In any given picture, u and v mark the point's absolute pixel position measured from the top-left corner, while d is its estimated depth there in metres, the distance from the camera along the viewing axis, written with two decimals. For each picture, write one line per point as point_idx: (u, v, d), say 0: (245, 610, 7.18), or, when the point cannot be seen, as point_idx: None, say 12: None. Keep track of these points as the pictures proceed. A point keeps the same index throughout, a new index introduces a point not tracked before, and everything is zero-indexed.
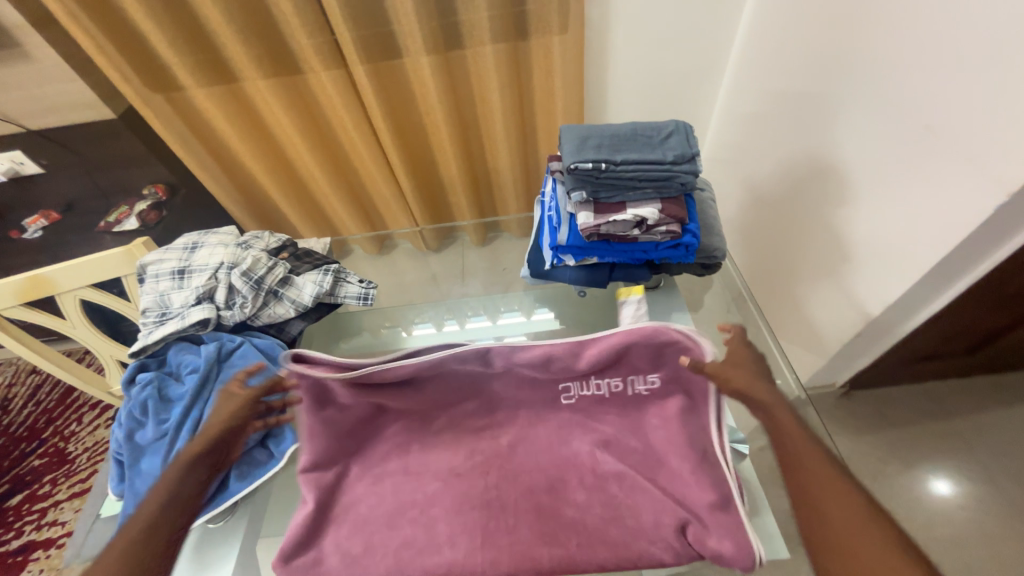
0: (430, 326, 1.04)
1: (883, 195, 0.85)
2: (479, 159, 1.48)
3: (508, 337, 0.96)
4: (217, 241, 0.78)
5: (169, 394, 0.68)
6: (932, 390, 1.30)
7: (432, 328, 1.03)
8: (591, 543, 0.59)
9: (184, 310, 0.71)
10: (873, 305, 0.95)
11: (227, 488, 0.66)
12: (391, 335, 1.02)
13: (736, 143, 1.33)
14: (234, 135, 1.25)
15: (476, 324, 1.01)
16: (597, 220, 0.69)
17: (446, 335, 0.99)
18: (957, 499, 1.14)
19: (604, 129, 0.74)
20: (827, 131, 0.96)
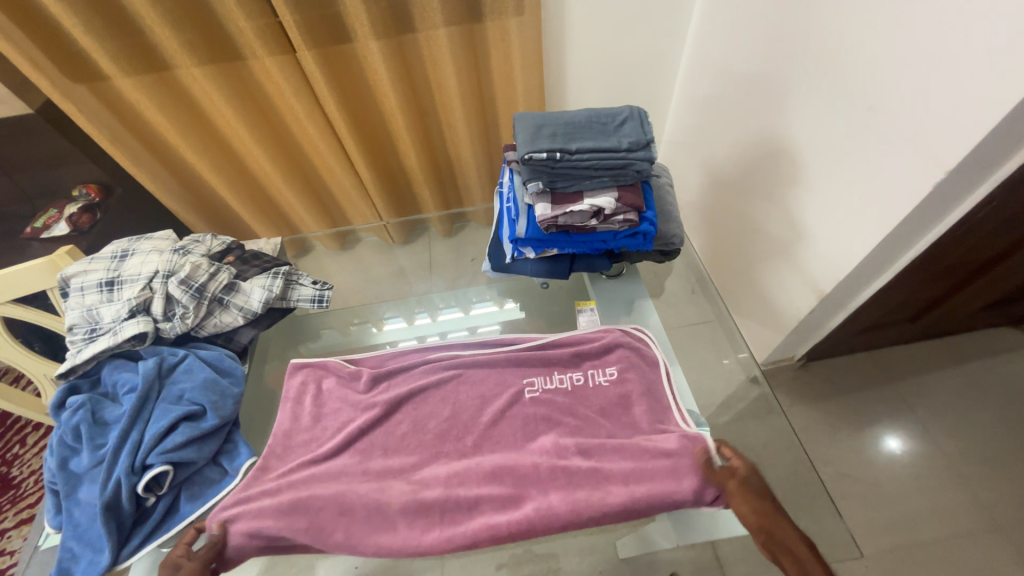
0: (401, 321, 1.00)
1: (832, 175, 0.88)
2: (439, 147, 1.43)
3: (481, 327, 0.95)
4: (150, 248, 0.72)
5: (105, 417, 0.63)
6: (879, 356, 1.38)
7: (403, 322, 1.00)
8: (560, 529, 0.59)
9: (116, 325, 0.66)
10: (825, 282, 0.98)
11: (177, 512, 0.62)
12: (360, 332, 0.99)
13: (694, 126, 1.34)
14: (170, 128, 1.16)
15: (447, 316, 0.99)
16: (555, 211, 0.67)
17: (416, 330, 0.97)
18: (903, 458, 1.22)
19: (558, 116, 0.72)
20: (780, 112, 0.97)
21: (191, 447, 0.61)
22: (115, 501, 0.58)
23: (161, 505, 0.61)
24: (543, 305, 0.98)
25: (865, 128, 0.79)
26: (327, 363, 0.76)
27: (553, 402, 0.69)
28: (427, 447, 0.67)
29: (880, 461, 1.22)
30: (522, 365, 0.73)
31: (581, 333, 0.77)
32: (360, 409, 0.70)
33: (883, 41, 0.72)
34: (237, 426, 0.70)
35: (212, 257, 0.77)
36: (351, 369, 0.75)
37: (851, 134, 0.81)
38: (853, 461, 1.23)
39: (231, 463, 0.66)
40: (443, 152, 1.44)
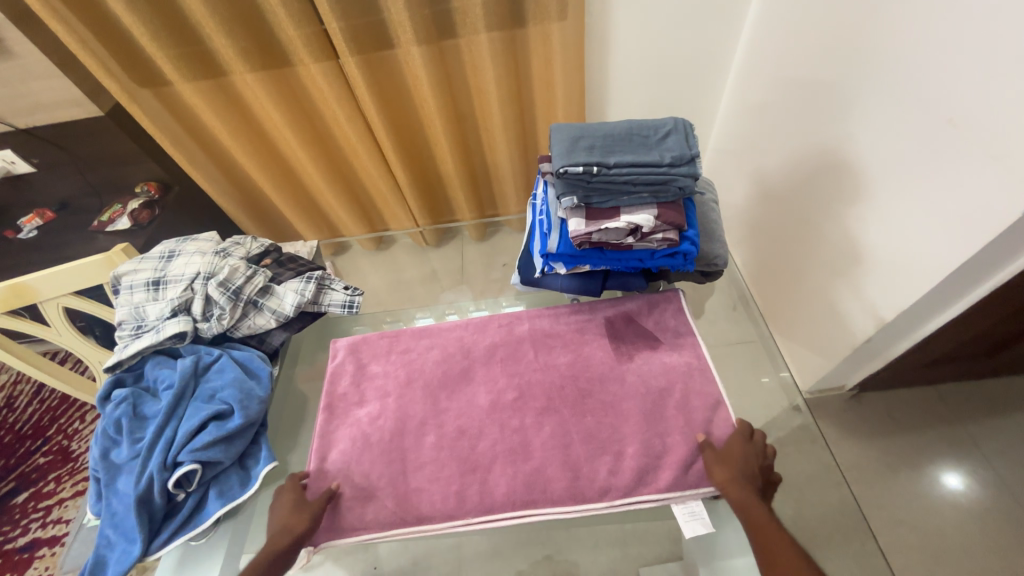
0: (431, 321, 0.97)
1: (902, 193, 0.79)
2: (477, 154, 1.43)
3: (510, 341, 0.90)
4: (195, 249, 0.75)
5: (144, 411, 0.65)
6: (944, 392, 1.25)
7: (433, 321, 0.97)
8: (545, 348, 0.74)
9: (159, 323, 0.69)
10: (887, 310, 0.89)
11: (203, 509, 0.63)
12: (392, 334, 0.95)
13: (744, 136, 1.26)
14: (223, 130, 1.21)
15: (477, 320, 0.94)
16: (588, 227, 0.64)
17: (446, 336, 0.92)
18: (971, 506, 1.11)
19: (597, 127, 0.69)
20: (842, 124, 0.90)
21: (217, 447, 0.62)
22: (148, 494, 0.60)
23: (190, 502, 0.62)
24: None
25: (943, 144, 0.71)
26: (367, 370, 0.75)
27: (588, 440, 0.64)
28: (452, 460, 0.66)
29: (940, 505, 1.12)
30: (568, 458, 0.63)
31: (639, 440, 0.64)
32: (388, 418, 0.70)
33: (970, 48, 0.64)
34: (264, 426, 0.71)
35: (250, 259, 0.79)
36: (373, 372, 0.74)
37: (927, 149, 0.74)
38: (908, 504, 1.12)
39: (255, 466, 0.66)
40: (481, 158, 1.43)
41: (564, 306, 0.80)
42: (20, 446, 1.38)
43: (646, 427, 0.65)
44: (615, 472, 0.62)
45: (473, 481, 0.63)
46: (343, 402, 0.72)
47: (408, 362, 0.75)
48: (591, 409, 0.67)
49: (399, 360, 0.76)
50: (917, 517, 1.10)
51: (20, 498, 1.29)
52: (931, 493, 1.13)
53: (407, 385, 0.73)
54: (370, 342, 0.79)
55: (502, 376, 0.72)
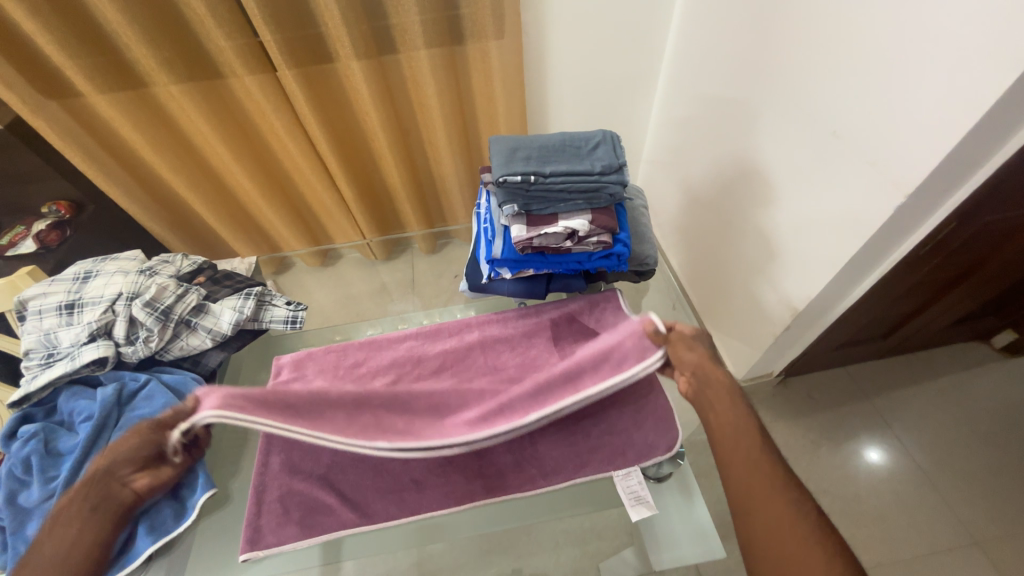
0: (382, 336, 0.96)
1: (803, 196, 0.90)
2: (423, 165, 1.43)
3: None
4: (115, 269, 0.70)
5: (58, 447, 0.59)
6: (855, 373, 1.41)
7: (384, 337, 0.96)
8: (493, 352, 0.76)
9: (75, 349, 0.63)
10: (800, 301, 1.00)
11: (133, 547, 0.58)
12: None
13: (673, 147, 1.37)
14: (145, 144, 1.13)
15: None
16: (530, 233, 0.68)
17: None
18: (881, 471, 1.25)
19: (533, 139, 0.73)
20: (751, 136, 1.01)
21: None
22: None
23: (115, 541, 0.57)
24: None
25: (831, 152, 0.82)
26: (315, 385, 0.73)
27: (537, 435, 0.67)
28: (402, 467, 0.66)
29: (857, 474, 1.25)
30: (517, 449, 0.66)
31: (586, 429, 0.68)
32: None
33: (845, 72, 0.75)
34: (201, 453, 0.66)
35: (180, 278, 0.75)
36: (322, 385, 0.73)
37: (819, 157, 0.84)
38: (832, 476, 1.25)
39: (191, 496, 0.62)
40: (427, 170, 1.45)
41: (512, 312, 0.81)
42: None
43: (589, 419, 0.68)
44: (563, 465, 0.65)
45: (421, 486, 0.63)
46: None
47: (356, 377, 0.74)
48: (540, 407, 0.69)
49: (347, 373, 0.74)
50: (840, 487, 1.22)
51: None
52: (850, 464, 1.26)
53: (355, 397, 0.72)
54: (315, 355, 0.77)
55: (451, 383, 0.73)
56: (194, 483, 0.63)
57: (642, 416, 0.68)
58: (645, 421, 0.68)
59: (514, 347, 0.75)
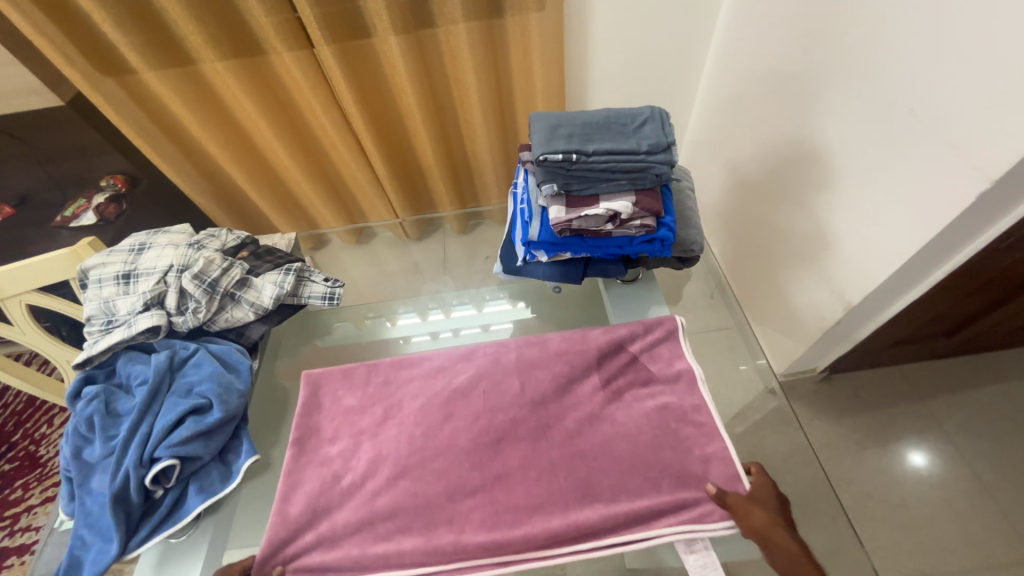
0: (414, 316, 0.98)
1: (867, 179, 0.83)
2: (458, 144, 1.41)
3: (494, 325, 0.93)
4: (166, 241, 0.73)
5: (117, 408, 0.63)
6: (907, 371, 1.32)
7: (416, 318, 0.98)
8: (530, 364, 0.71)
9: (131, 317, 0.66)
10: (854, 293, 0.93)
11: (183, 504, 0.61)
12: (374, 326, 0.97)
13: (719, 127, 1.29)
14: (193, 120, 1.17)
15: (461, 313, 0.97)
16: (569, 215, 0.65)
17: (431, 326, 0.95)
18: (932, 478, 1.17)
19: (576, 115, 0.69)
20: (811, 113, 0.93)
21: (196, 441, 0.61)
22: (125, 491, 0.58)
23: (169, 498, 0.61)
24: (554, 314, 0.93)
25: (905, 131, 0.74)
26: (349, 367, 0.73)
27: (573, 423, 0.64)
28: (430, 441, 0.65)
29: (906, 479, 1.18)
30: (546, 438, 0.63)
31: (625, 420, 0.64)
32: (369, 406, 0.68)
33: (930, 41, 0.67)
34: (245, 421, 0.69)
35: (226, 251, 0.77)
36: (354, 367, 0.73)
37: (891, 137, 0.77)
38: (875, 479, 1.18)
39: (235, 461, 0.65)
40: (461, 149, 1.43)
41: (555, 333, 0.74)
42: None
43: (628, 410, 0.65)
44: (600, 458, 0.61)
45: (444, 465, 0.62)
46: (327, 387, 0.71)
47: (391, 363, 0.73)
48: (576, 393, 0.67)
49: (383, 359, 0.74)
50: (884, 491, 1.16)
51: None
52: (898, 468, 1.19)
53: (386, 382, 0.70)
54: (344, 364, 0.73)
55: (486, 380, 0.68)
56: (238, 449, 0.66)
57: (684, 411, 0.64)
58: (692, 415, 0.63)
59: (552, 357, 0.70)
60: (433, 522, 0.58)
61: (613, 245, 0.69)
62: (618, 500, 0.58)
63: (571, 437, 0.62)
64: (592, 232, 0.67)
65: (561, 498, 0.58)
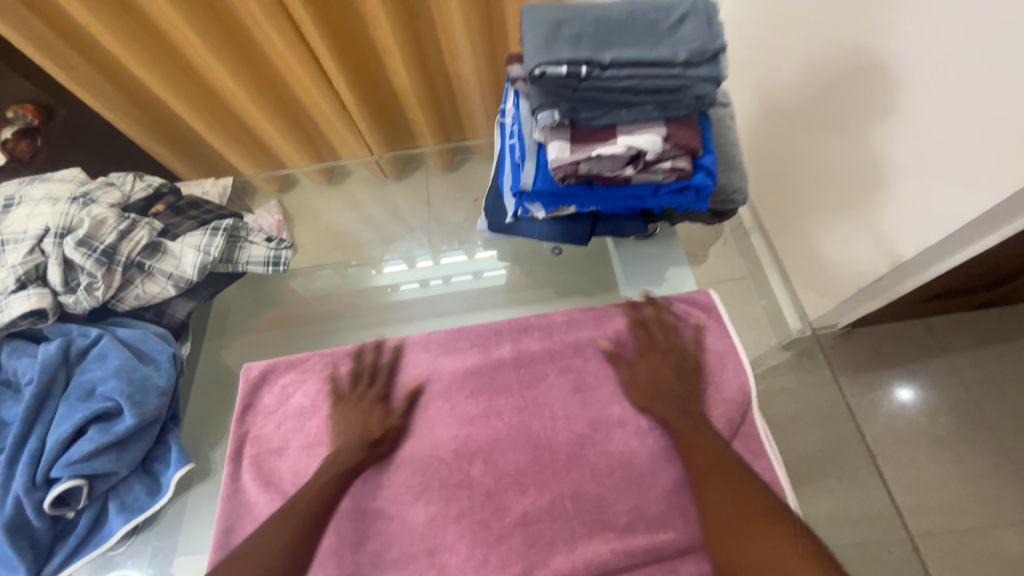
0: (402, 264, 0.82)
1: (956, 105, 0.64)
2: (435, 61, 1.16)
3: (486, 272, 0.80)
4: (44, 195, 0.55)
5: (2, 414, 0.50)
6: (936, 325, 1.19)
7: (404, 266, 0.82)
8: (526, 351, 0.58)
9: (3, 298, 0.51)
10: (906, 247, 0.79)
11: (106, 524, 0.51)
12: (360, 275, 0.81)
13: (751, 35, 1.04)
14: (102, 31, 0.91)
15: (451, 260, 0.81)
16: (575, 156, 0.48)
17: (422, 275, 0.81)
18: (947, 437, 1.09)
19: (587, 8, 0.49)
20: (885, 11, 0.70)
21: (106, 455, 0.49)
22: (20, 518, 0.47)
23: (84, 519, 0.50)
24: (555, 281, 0.80)
25: None
26: (304, 359, 0.59)
27: (576, 423, 0.53)
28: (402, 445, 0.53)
29: (893, 419, 1.12)
30: (543, 445, 0.52)
31: (639, 420, 0.53)
32: (328, 399, 0.56)
33: None
34: (175, 420, 0.57)
35: (131, 207, 0.60)
36: (310, 358, 0.59)
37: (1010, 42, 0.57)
38: (888, 437, 1.10)
39: (165, 470, 0.54)
40: (440, 68, 1.18)
41: (559, 314, 0.60)
42: None
43: (642, 407, 0.54)
44: (608, 468, 0.50)
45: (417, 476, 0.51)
46: (277, 382, 0.58)
47: (353, 351, 0.59)
48: (581, 381, 0.55)
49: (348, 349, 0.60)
50: (896, 450, 1.09)
51: None
52: (914, 427, 1.11)
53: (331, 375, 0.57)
54: (296, 363, 0.59)
55: (476, 376, 0.56)
56: (168, 456, 0.55)
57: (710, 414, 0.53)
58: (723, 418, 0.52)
59: (550, 339, 0.58)
60: (411, 553, 0.47)
61: (636, 198, 0.54)
62: (635, 529, 0.48)
63: (577, 443, 0.52)
64: (609, 180, 0.51)
65: (566, 523, 0.48)
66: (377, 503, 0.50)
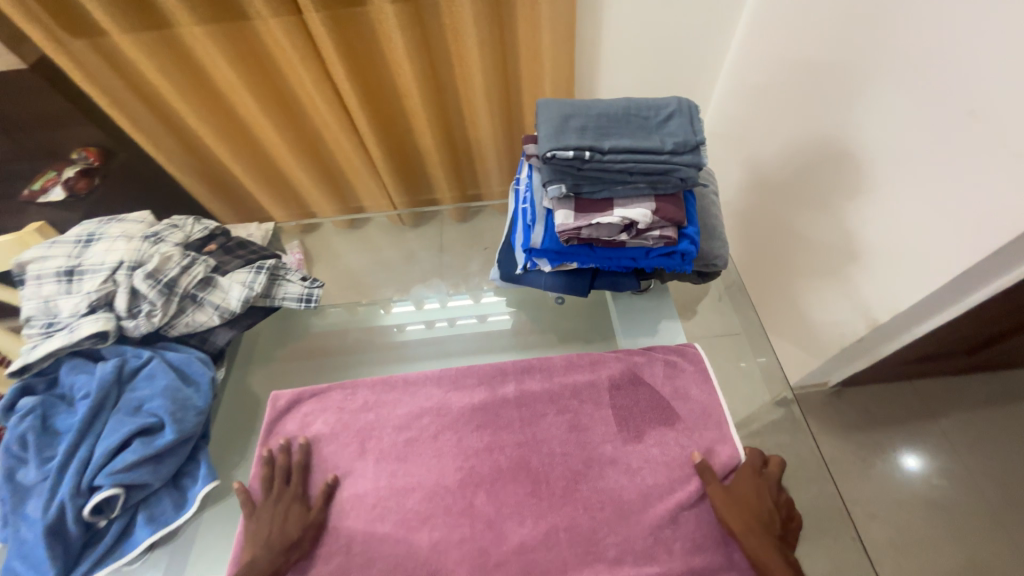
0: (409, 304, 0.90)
1: (912, 190, 0.74)
2: (457, 126, 1.30)
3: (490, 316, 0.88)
4: (119, 233, 0.64)
5: (56, 424, 0.56)
6: (924, 388, 1.23)
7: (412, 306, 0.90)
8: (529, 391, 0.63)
9: (74, 320, 0.58)
10: (881, 312, 0.86)
11: (133, 535, 0.55)
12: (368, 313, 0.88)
13: (739, 118, 1.17)
14: (173, 92, 1.05)
15: (458, 303, 0.90)
16: (578, 222, 0.57)
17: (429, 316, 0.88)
18: (939, 500, 1.10)
19: (591, 104, 0.60)
20: (849, 109, 0.82)
21: (144, 467, 0.54)
22: (59, 523, 0.51)
23: (114, 529, 0.54)
24: (557, 328, 0.86)
25: (964, 138, 0.65)
26: (327, 389, 0.64)
27: (572, 460, 0.57)
28: (411, 472, 0.57)
29: None
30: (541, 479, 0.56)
31: (630, 460, 0.57)
32: (345, 426, 0.61)
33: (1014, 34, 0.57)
34: (205, 439, 0.62)
35: (189, 245, 0.69)
36: (331, 388, 0.65)
37: (950, 142, 0.67)
38: None
39: (192, 485, 0.59)
40: (461, 132, 1.32)
41: (560, 357, 0.66)
42: None
43: (633, 448, 0.58)
44: (600, 503, 0.54)
45: (424, 503, 0.55)
46: (300, 409, 0.63)
47: (370, 383, 0.65)
48: (577, 421, 0.60)
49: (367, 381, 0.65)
50: (889, 512, 1.10)
51: None
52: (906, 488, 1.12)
53: (265, 460, 0.58)
54: (318, 392, 0.64)
55: (483, 411, 0.61)
56: (196, 472, 0.60)
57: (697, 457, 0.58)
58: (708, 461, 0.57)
59: (552, 380, 0.63)
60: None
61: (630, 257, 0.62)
62: (624, 562, 0.51)
63: (572, 478, 0.56)
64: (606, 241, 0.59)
65: (559, 553, 0.52)
66: (385, 526, 0.54)
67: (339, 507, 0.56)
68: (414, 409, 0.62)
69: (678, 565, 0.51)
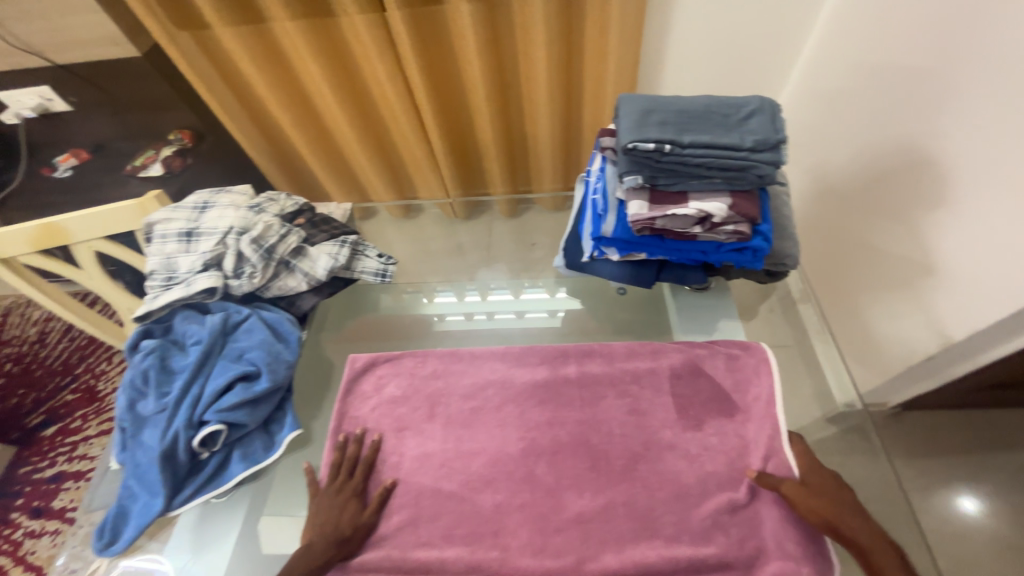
0: (451, 296, 0.94)
1: (998, 201, 0.71)
2: (517, 122, 1.34)
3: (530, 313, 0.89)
4: (228, 202, 0.72)
5: (172, 365, 0.64)
6: (994, 416, 1.16)
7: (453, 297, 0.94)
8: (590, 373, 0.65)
9: (190, 276, 0.66)
10: (956, 329, 0.82)
11: (228, 469, 0.62)
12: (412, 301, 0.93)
13: (807, 125, 1.15)
14: (262, 81, 1.15)
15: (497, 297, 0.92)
16: (652, 212, 0.59)
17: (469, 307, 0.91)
18: (1010, 537, 1.03)
19: (671, 100, 0.61)
20: (931, 117, 0.80)
21: (243, 409, 0.60)
22: (172, 450, 0.58)
23: (214, 461, 0.61)
24: (614, 320, 0.88)
25: None
26: (400, 356, 0.69)
27: (632, 442, 0.59)
28: (476, 438, 0.61)
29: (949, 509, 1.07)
30: (600, 455, 0.58)
31: (689, 447, 0.59)
32: (415, 391, 0.66)
33: None
34: (290, 392, 0.69)
35: (284, 218, 0.76)
36: (404, 355, 0.69)
37: None
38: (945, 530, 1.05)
39: (278, 432, 0.65)
40: (520, 129, 1.36)
41: (621, 344, 0.68)
42: (49, 380, 1.29)
43: (692, 436, 0.59)
44: (658, 484, 0.56)
45: (488, 467, 0.59)
46: (375, 371, 0.68)
47: (438, 354, 0.69)
48: (637, 405, 0.62)
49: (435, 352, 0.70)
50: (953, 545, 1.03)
51: (48, 432, 1.21)
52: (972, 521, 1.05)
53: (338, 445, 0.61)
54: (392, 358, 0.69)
55: (544, 389, 0.64)
56: (282, 420, 0.66)
57: (757, 450, 0.58)
58: (769, 455, 0.57)
59: (612, 365, 0.66)
60: (479, 530, 0.55)
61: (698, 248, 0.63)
62: (680, 540, 0.53)
63: (630, 458, 0.58)
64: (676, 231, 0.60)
65: (617, 526, 0.54)
66: (452, 483, 0.58)
67: (411, 463, 0.60)
68: (480, 381, 0.66)
69: (735, 549, 0.53)
